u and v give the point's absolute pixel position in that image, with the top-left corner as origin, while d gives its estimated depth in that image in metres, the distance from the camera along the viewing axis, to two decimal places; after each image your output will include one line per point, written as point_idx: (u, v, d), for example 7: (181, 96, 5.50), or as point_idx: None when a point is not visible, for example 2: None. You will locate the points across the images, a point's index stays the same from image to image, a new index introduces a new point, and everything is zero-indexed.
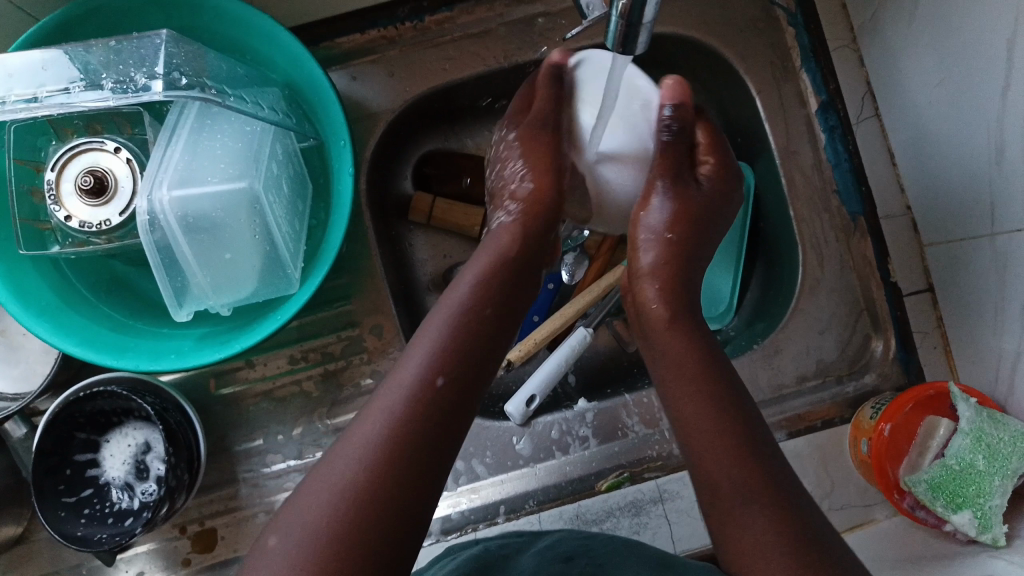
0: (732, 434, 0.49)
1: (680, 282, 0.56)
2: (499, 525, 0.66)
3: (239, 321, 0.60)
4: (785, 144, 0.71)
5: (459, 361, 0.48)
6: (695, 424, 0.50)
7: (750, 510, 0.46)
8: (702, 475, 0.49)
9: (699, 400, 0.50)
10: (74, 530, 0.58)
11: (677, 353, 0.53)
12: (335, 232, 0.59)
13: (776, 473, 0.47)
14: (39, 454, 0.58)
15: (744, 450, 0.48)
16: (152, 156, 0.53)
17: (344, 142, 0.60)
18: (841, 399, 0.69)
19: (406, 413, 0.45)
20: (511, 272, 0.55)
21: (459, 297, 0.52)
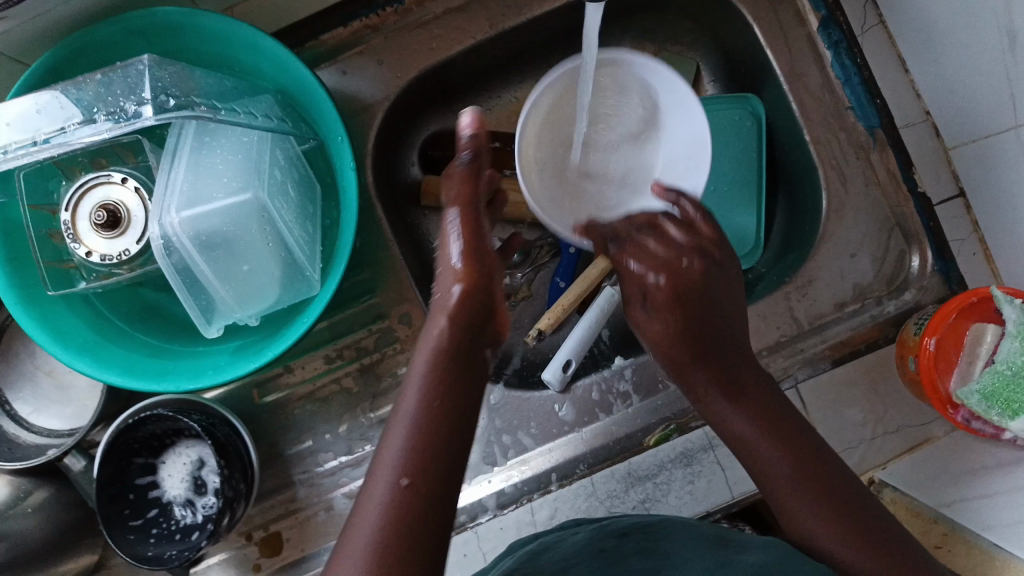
0: (807, 464, 0.53)
1: (705, 335, 0.59)
2: (553, 493, 0.66)
3: (269, 329, 0.61)
4: (791, 68, 0.69)
5: (444, 428, 0.47)
6: (775, 481, 0.53)
7: (848, 551, 0.50)
8: (786, 517, 0.53)
9: (760, 447, 0.54)
10: (145, 550, 0.60)
11: (755, 407, 0.56)
12: (346, 226, 0.59)
13: (872, 522, 0.50)
14: (101, 483, 0.60)
15: (825, 481, 0.52)
16: (158, 181, 0.54)
17: (340, 137, 0.60)
18: (883, 319, 0.68)
19: (389, 521, 0.43)
20: (458, 333, 0.51)
21: (425, 372, 0.49)
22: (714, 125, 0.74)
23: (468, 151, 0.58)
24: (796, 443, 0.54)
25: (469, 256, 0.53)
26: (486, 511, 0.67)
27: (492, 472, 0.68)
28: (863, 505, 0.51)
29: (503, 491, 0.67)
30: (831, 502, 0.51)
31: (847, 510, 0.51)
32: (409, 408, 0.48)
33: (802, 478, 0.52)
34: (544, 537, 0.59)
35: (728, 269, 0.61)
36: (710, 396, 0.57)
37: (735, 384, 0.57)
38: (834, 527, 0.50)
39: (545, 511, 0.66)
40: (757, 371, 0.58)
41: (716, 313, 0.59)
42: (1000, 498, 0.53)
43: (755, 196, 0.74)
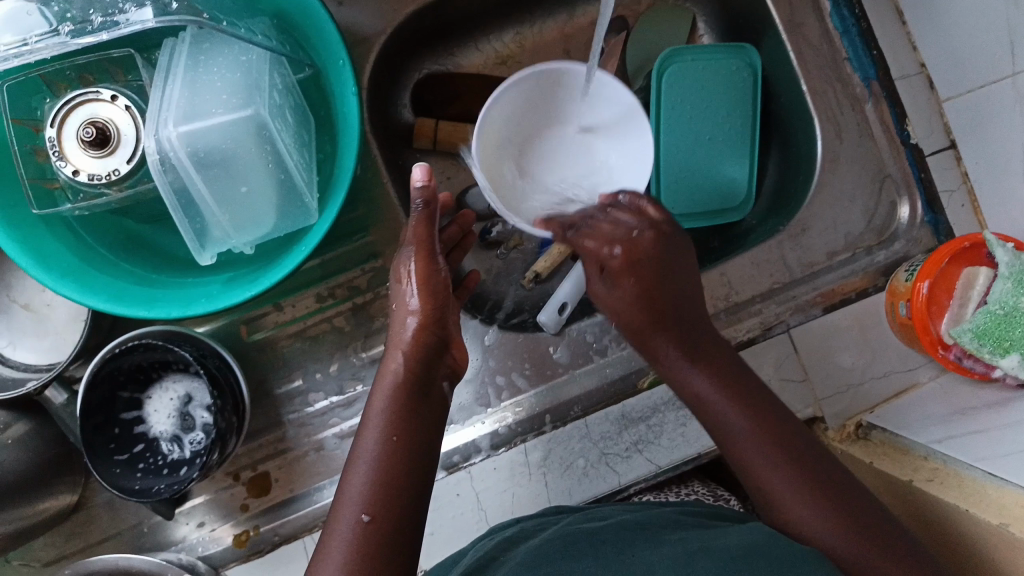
0: (775, 437, 0.52)
1: (660, 303, 0.58)
2: (547, 434, 0.66)
3: (264, 260, 0.59)
4: (790, 17, 0.69)
5: (405, 450, 0.50)
6: (738, 445, 0.53)
7: (826, 533, 0.48)
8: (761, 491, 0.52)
9: (727, 413, 0.53)
10: (131, 483, 0.58)
11: (719, 378, 0.55)
12: (346, 154, 0.58)
13: (854, 506, 0.50)
14: (86, 414, 0.58)
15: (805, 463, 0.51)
16: (152, 98, 0.52)
17: (342, 60, 0.58)
18: (872, 268, 0.69)
19: (351, 558, 0.45)
20: (417, 361, 0.55)
21: (384, 410, 0.52)
22: (710, 75, 0.74)
23: (420, 201, 0.56)
24: (756, 406, 0.54)
25: (427, 294, 0.56)
26: (480, 452, 0.67)
27: (486, 412, 0.68)
28: (820, 460, 0.52)
29: (496, 432, 0.67)
30: (786, 459, 0.51)
31: (807, 468, 0.51)
32: (374, 435, 0.50)
33: (761, 437, 0.52)
34: (523, 522, 0.60)
35: (678, 240, 0.60)
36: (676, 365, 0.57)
37: (695, 356, 0.56)
38: (796, 483, 0.50)
39: (539, 453, 0.66)
40: (715, 342, 0.58)
41: (673, 289, 0.59)
42: (994, 433, 0.55)
43: (749, 146, 0.74)
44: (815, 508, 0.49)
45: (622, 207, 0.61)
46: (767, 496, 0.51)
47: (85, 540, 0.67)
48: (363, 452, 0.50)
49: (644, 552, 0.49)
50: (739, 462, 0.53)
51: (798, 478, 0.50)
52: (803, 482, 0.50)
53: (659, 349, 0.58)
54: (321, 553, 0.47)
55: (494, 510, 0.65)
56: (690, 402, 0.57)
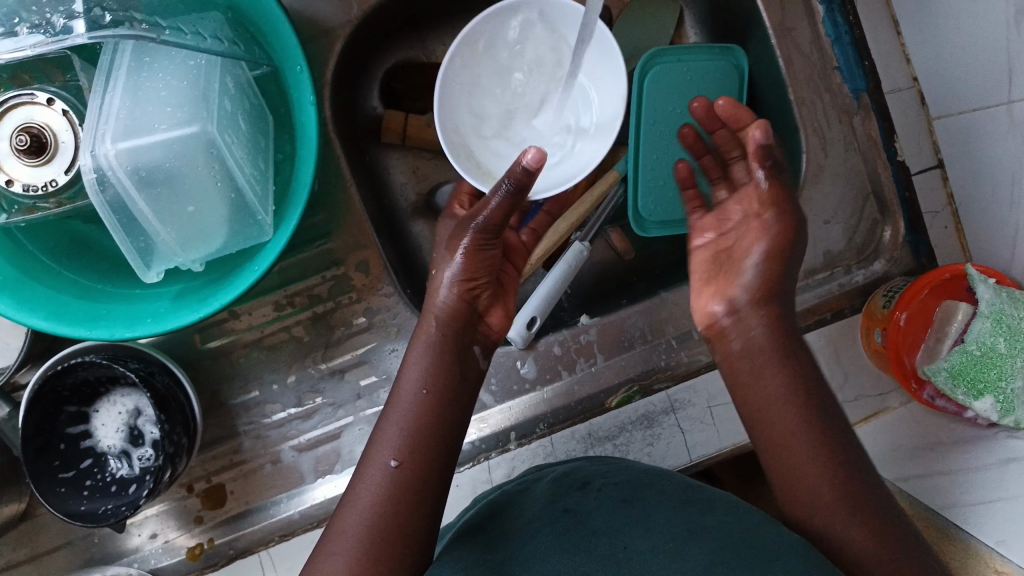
0: (824, 444, 0.48)
1: (768, 304, 0.53)
2: (510, 452, 0.65)
3: (216, 274, 0.56)
4: (780, 21, 0.65)
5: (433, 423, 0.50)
6: (790, 464, 0.48)
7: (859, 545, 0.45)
8: (795, 498, 0.48)
9: (784, 414, 0.49)
10: (74, 506, 0.56)
11: (779, 379, 0.50)
12: (303, 167, 0.54)
13: (905, 537, 0.46)
14: (28, 434, 0.56)
15: (850, 475, 0.47)
16: (91, 106, 0.48)
17: (301, 67, 0.54)
18: (851, 288, 0.67)
19: (381, 504, 0.47)
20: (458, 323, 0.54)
21: (422, 359, 0.52)
22: (695, 78, 0.70)
23: (509, 184, 0.52)
24: (822, 424, 0.49)
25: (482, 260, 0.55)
26: None
27: None
28: (873, 484, 0.47)
29: (460, 449, 0.65)
30: (844, 484, 0.47)
31: (853, 483, 0.47)
32: (408, 403, 0.51)
33: (810, 450, 0.48)
34: (506, 484, 0.59)
35: (795, 229, 0.54)
36: (749, 367, 0.52)
37: (756, 352, 0.52)
38: (835, 490, 0.47)
39: (502, 470, 0.64)
40: (794, 344, 0.52)
41: (782, 293, 0.53)
42: (964, 475, 0.56)
43: None
44: (859, 534, 0.45)
45: (771, 187, 0.54)
46: (798, 494, 0.48)
47: (34, 547, 0.66)
48: (396, 419, 0.51)
49: (613, 536, 0.47)
50: (775, 475, 0.50)
51: (851, 508, 0.46)
52: (850, 503, 0.46)
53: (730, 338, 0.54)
54: (344, 512, 0.49)
55: None
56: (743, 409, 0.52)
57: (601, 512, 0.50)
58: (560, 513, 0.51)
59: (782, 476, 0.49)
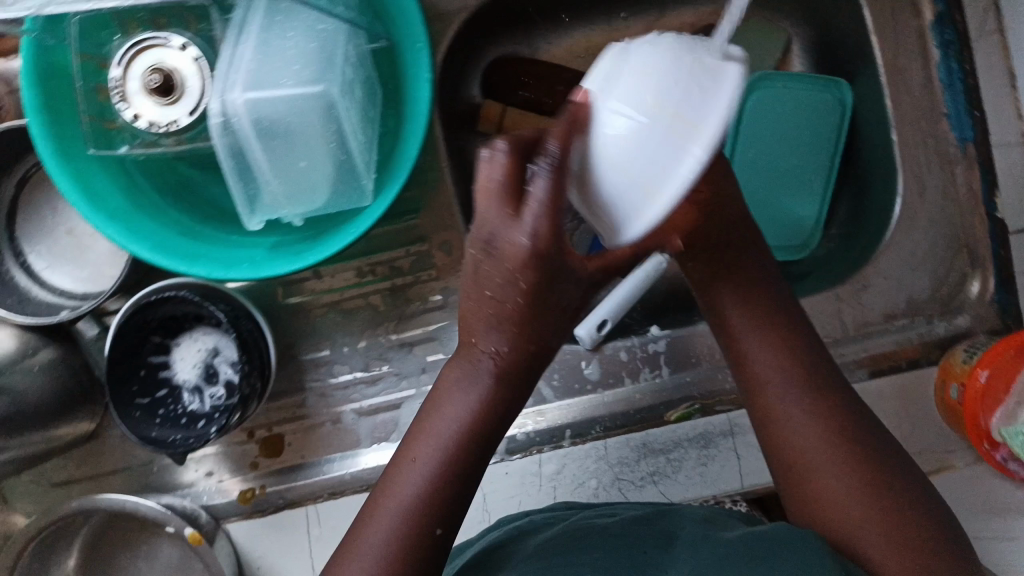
0: (812, 389, 0.51)
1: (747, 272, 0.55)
2: (564, 449, 0.66)
3: (312, 232, 0.58)
4: (892, 60, 0.66)
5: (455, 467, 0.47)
6: (810, 467, 0.49)
7: (863, 519, 0.46)
8: (786, 447, 0.50)
9: (760, 358, 0.52)
10: (147, 431, 0.59)
11: (773, 330, 0.53)
12: (411, 142, 0.56)
13: (909, 486, 0.47)
14: (114, 354, 0.58)
15: (842, 424, 0.49)
16: (223, 54, 0.51)
17: (422, 44, 0.56)
18: (929, 339, 0.66)
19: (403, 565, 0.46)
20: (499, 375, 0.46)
21: (454, 422, 0.47)
22: (794, 108, 0.71)
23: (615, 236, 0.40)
24: (842, 429, 0.50)
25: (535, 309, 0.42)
26: (494, 453, 0.67)
27: None
28: (860, 428, 0.50)
29: (514, 437, 0.67)
30: (866, 487, 0.47)
31: (879, 487, 0.47)
32: (435, 454, 0.47)
33: (832, 459, 0.48)
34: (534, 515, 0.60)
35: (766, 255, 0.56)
36: (753, 355, 0.53)
37: (765, 338, 0.53)
38: (821, 437, 0.49)
39: (552, 466, 0.65)
40: (786, 306, 0.54)
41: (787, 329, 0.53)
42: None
43: (823, 186, 0.71)
44: (878, 537, 0.45)
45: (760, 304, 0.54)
46: (780, 432, 0.51)
47: (95, 468, 0.68)
48: (424, 452, 0.47)
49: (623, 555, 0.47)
50: (798, 485, 0.50)
51: (866, 507, 0.46)
52: (872, 505, 0.46)
53: (739, 336, 0.54)
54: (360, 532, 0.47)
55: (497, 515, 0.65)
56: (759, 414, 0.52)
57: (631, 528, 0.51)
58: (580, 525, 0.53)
59: (803, 483, 0.49)
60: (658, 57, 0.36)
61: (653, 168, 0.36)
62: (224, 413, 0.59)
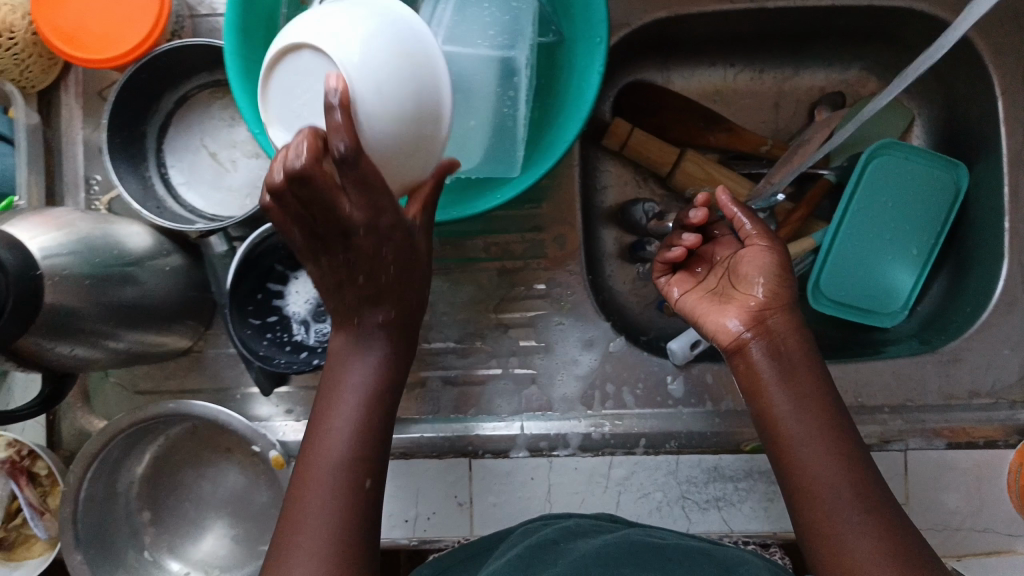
0: (834, 446, 0.49)
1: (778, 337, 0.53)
2: (636, 457, 0.67)
3: (453, 193, 0.61)
4: (1018, 154, 0.68)
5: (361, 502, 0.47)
6: (831, 523, 0.46)
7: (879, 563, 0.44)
8: (806, 505, 0.48)
9: (784, 410, 0.51)
10: (259, 349, 0.61)
11: (804, 386, 0.51)
12: (568, 126, 0.59)
13: (913, 537, 0.46)
14: (244, 268, 0.61)
15: (865, 488, 0.47)
16: (422, 9, 0.54)
17: (600, 39, 0.58)
18: (1010, 424, 0.67)
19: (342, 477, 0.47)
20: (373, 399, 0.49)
21: (383, 367, 0.49)
22: (913, 181, 0.73)
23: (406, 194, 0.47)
24: (874, 494, 0.47)
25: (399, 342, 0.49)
26: (566, 447, 0.68)
27: (587, 413, 0.68)
28: (877, 487, 0.48)
29: (588, 436, 0.67)
30: (907, 561, 0.44)
31: (908, 555, 0.44)
32: (350, 397, 0.48)
33: (862, 518, 0.46)
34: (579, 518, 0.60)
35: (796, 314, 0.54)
36: (792, 419, 0.50)
37: (799, 399, 0.51)
38: (838, 483, 0.47)
39: (621, 471, 0.66)
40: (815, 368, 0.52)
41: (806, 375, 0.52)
42: None
43: (924, 262, 0.74)
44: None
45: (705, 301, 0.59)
46: (801, 487, 0.48)
47: (182, 383, 0.70)
48: (340, 413, 0.48)
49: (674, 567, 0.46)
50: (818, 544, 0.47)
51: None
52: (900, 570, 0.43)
53: (768, 390, 0.52)
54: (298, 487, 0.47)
55: (558, 507, 0.66)
56: (781, 463, 0.50)
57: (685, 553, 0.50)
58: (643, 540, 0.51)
59: (827, 544, 0.46)
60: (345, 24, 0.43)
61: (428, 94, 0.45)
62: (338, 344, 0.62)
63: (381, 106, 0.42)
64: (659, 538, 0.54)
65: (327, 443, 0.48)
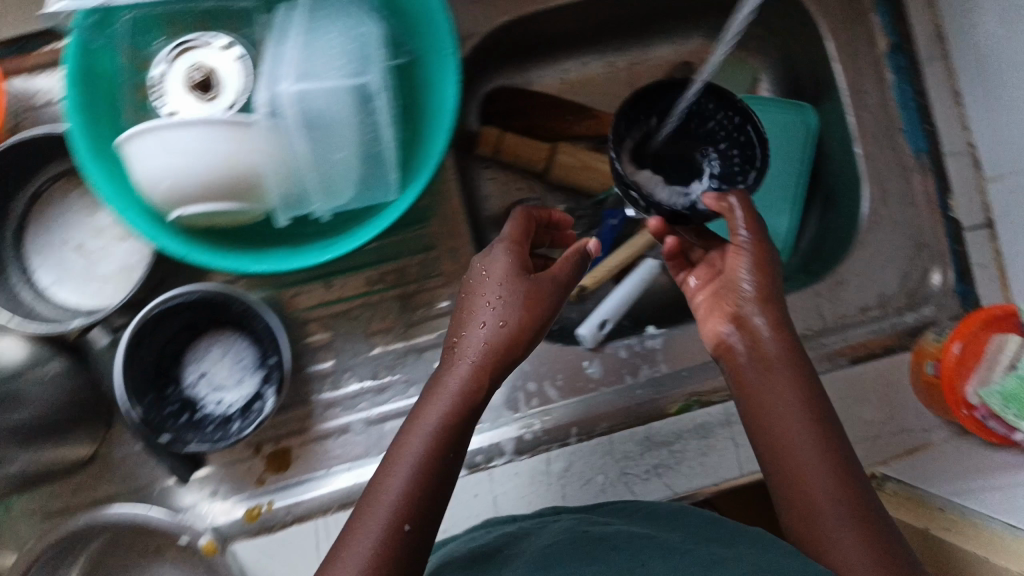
0: (821, 449, 0.52)
1: (797, 358, 0.55)
2: (571, 446, 0.67)
3: (333, 229, 0.58)
4: (854, 84, 0.72)
5: (441, 479, 0.50)
6: (797, 468, 0.52)
7: (853, 548, 0.48)
8: (796, 500, 0.51)
9: (783, 422, 0.53)
10: (177, 436, 0.61)
11: (782, 383, 0.54)
12: (439, 138, 0.57)
13: (872, 504, 0.50)
14: (133, 379, 0.60)
15: (846, 472, 0.51)
16: (268, 50, 0.51)
17: (449, 50, 0.56)
18: (901, 329, 0.71)
19: None
20: (497, 340, 0.54)
21: (400, 496, 0.49)
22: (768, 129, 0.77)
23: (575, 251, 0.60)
24: (823, 431, 0.53)
25: (530, 314, 0.55)
26: (502, 455, 0.68)
27: (514, 416, 0.69)
28: (860, 483, 0.51)
29: (522, 438, 0.68)
30: (854, 505, 0.50)
31: (858, 500, 0.50)
32: (375, 531, 0.47)
33: (822, 467, 0.51)
34: (523, 521, 0.60)
35: (767, 343, 0.56)
36: (754, 385, 0.55)
37: (761, 363, 0.55)
38: (831, 479, 0.51)
39: (561, 463, 0.67)
40: (802, 365, 0.55)
41: (809, 382, 0.54)
42: (1012, 493, 0.57)
43: (795, 202, 0.77)
44: (851, 538, 0.48)
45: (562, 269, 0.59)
46: (795, 500, 0.52)
47: (93, 490, 0.66)
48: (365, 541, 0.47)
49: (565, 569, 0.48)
50: (779, 479, 0.53)
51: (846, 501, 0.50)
52: (845, 507, 0.50)
53: (762, 391, 0.55)
54: None
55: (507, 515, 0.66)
56: (750, 421, 0.55)
57: (623, 535, 0.54)
58: (581, 532, 0.55)
59: (795, 499, 0.51)
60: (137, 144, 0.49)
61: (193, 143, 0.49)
62: (257, 406, 0.63)
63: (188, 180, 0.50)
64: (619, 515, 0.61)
65: (382, 497, 0.49)
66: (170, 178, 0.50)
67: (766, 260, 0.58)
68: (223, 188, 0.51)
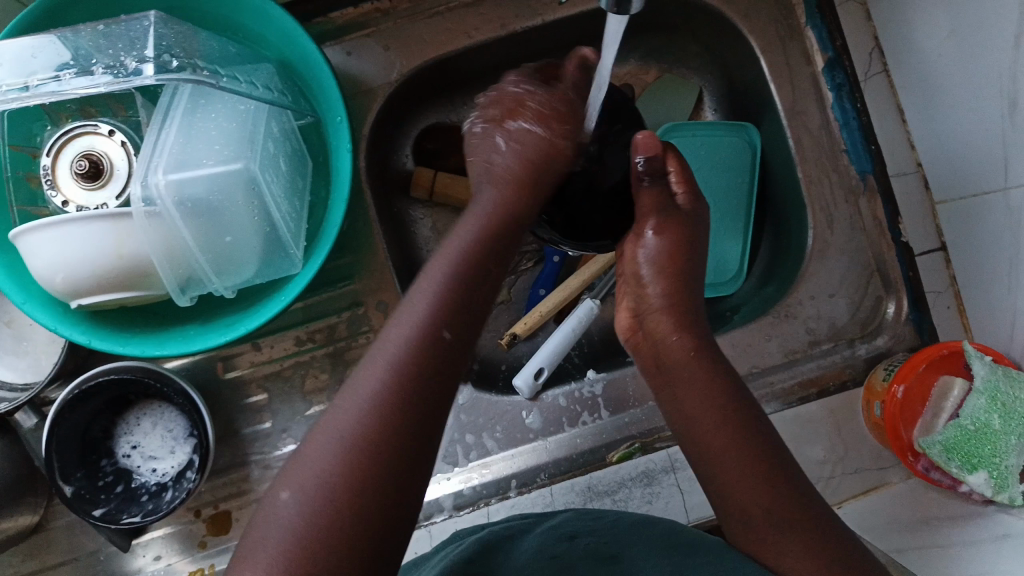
0: (738, 435, 0.49)
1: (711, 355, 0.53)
2: (511, 500, 0.66)
3: (244, 303, 0.60)
4: (791, 105, 0.69)
5: (408, 423, 0.41)
6: (722, 475, 0.49)
7: (778, 543, 0.46)
8: (719, 495, 0.50)
9: (696, 414, 0.51)
10: (110, 512, 0.61)
11: (701, 378, 0.52)
12: (335, 210, 0.58)
13: (811, 508, 0.47)
14: (64, 459, 0.61)
15: (766, 462, 0.48)
16: (146, 139, 0.52)
17: (341, 118, 0.58)
18: (852, 362, 0.68)
19: (363, 431, 0.41)
20: (430, 329, 0.44)
21: (432, 300, 0.46)
22: (711, 153, 0.74)
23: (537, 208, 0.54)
24: (738, 417, 0.50)
25: (464, 296, 0.47)
26: (441, 511, 0.66)
27: (452, 471, 0.68)
28: (792, 478, 0.49)
29: (461, 492, 0.67)
30: (777, 503, 0.47)
31: (783, 488, 0.48)
32: (418, 312, 0.45)
33: (745, 465, 0.48)
34: (492, 527, 0.57)
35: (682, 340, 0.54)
36: (677, 386, 0.53)
37: (681, 361, 0.53)
38: (752, 475, 0.48)
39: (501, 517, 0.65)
40: (709, 354, 0.53)
41: (721, 366, 0.53)
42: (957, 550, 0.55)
43: (743, 225, 0.73)
44: (791, 545, 0.46)
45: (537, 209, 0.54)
46: (725, 506, 0.49)
47: (41, 560, 0.67)
48: (396, 338, 0.44)
49: None
50: (710, 491, 0.50)
51: (765, 495, 0.47)
52: (777, 502, 0.47)
53: (673, 400, 0.53)
54: (321, 428, 0.42)
55: None
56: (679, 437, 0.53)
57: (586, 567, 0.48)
58: (549, 560, 0.49)
59: (734, 518, 0.49)
60: (27, 239, 0.51)
61: (83, 231, 0.50)
62: (188, 473, 0.63)
63: (78, 268, 0.51)
64: (595, 518, 0.56)
65: (419, 301, 0.46)
66: (62, 270, 0.51)
67: (682, 271, 0.57)
68: (116, 277, 0.52)
